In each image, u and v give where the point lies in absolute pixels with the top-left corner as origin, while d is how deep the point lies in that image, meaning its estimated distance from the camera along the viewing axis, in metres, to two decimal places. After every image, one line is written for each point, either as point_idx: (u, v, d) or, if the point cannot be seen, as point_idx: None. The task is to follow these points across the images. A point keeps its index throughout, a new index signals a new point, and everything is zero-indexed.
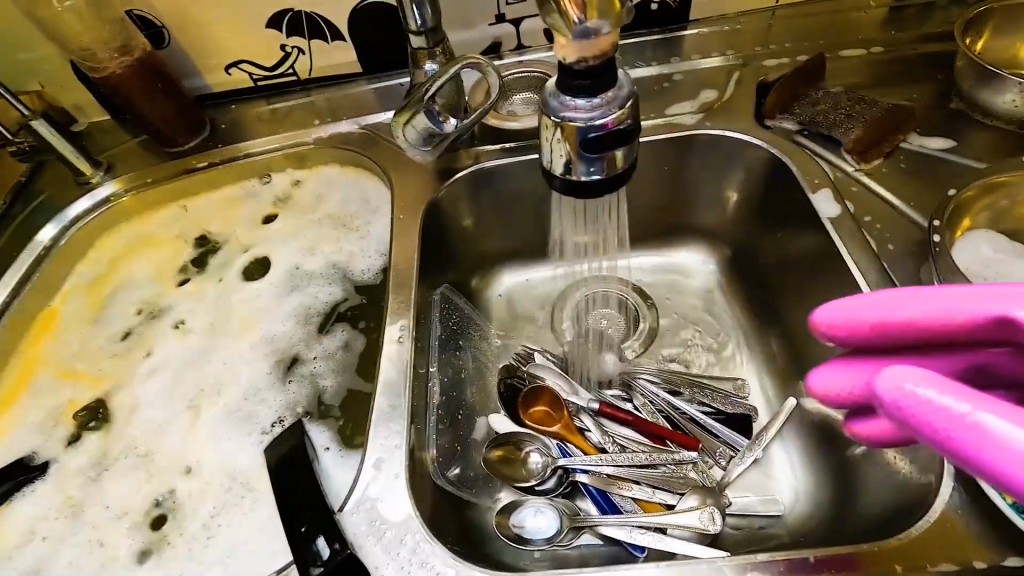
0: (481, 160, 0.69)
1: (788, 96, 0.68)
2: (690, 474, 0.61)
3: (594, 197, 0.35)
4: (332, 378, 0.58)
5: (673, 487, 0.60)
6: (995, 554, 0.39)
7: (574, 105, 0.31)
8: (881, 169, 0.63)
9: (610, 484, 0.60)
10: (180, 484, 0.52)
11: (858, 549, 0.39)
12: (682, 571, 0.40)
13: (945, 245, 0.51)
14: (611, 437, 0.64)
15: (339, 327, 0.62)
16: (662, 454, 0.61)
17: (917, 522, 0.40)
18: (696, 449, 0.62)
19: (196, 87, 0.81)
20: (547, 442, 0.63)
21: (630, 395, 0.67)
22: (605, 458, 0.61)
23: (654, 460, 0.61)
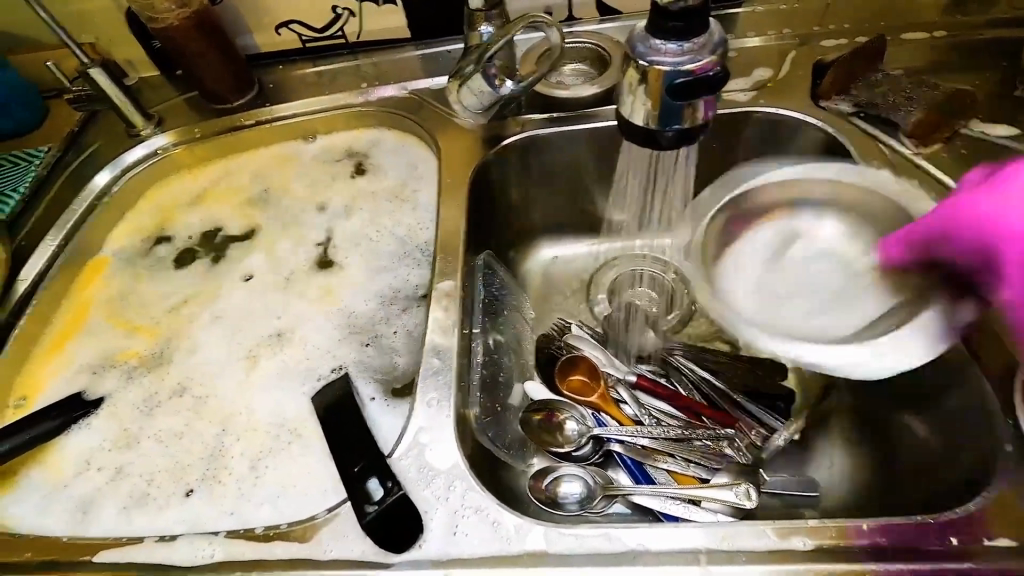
0: (529, 128, 0.68)
1: (846, 77, 0.66)
2: (726, 450, 0.60)
3: (666, 150, 0.36)
4: (407, 355, 0.56)
5: (709, 462, 0.60)
6: None
7: (663, 49, 0.31)
8: (939, 154, 0.61)
9: (647, 456, 0.61)
10: (231, 427, 0.53)
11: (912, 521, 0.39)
12: (727, 530, 0.39)
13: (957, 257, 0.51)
14: (646, 410, 0.64)
15: (418, 304, 0.60)
16: (697, 429, 0.61)
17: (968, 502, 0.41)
18: (733, 427, 0.62)
19: (246, 46, 0.82)
20: (583, 411, 0.63)
21: (667, 371, 0.67)
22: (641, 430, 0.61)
23: (689, 435, 0.61)
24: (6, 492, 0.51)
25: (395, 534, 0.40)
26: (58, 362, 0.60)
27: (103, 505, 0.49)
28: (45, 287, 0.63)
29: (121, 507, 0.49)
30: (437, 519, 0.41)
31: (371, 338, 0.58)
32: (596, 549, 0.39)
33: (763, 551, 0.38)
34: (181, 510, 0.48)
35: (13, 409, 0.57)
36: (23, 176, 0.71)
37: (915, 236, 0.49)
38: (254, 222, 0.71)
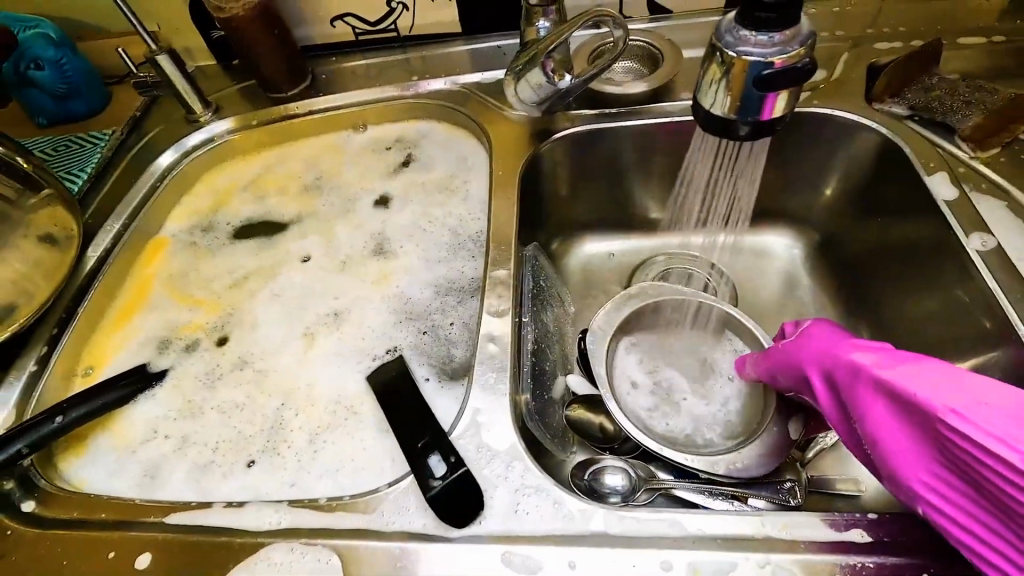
0: (580, 123, 0.69)
1: (902, 80, 0.66)
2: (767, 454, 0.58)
3: (742, 141, 0.37)
4: (464, 350, 0.56)
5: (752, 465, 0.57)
6: None
7: (751, 41, 0.32)
8: (998, 158, 0.61)
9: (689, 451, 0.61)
10: (289, 402, 0.55)
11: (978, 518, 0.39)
12: (788, 521, 0.40)
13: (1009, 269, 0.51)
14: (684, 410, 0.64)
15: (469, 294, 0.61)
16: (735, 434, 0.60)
17: None
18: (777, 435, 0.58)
19: (301, 37, 0.84)
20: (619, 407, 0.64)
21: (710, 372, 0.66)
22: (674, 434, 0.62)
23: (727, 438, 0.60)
24: (77, 454, 0.53)
25: (458, 509, 0.42)
26: (123, 334, 0.63)
27: (169, 470, 0.51)
28: (111, 263, 0.66)
29: (186, 473, 0.51)
30: (498, 497, 0.43)
31: (427, 325, 0.59)
32: (655, 533, 0.40)
33: (822, 542, 0.39)
34: (243, 479, 0.50)
35: (81, 377, 0.60)
36: (89, 157, 0.74)
37: (781, 361, 0.55)
38: (306, 208, 0.73)
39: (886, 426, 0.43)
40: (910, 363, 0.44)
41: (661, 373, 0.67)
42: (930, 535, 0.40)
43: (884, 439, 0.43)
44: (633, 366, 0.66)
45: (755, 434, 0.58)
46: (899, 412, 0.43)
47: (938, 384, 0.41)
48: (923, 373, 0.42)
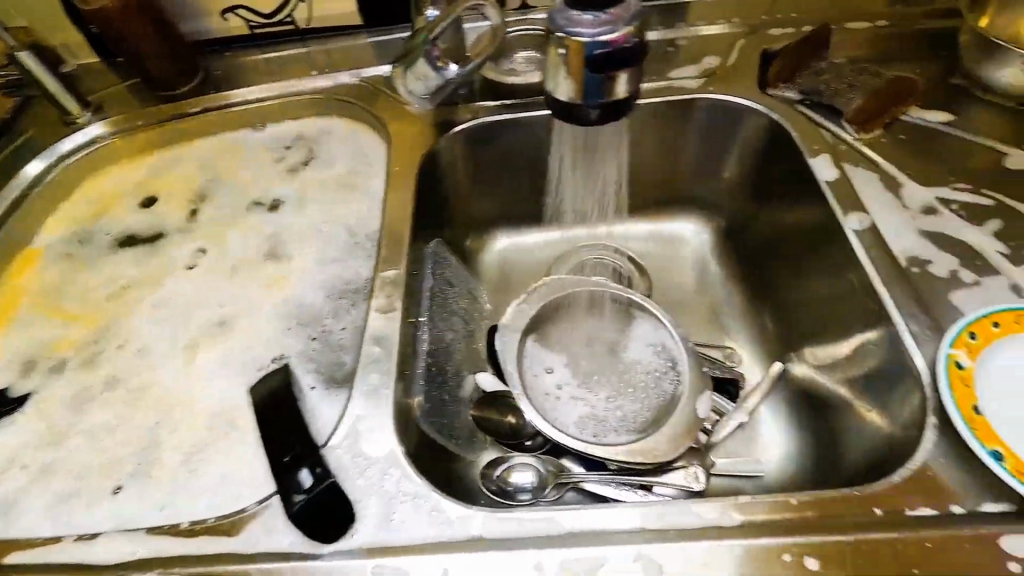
0: (480, 115, 0.68)
1: (793, 64, 0.67)
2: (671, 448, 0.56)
3: (592, 126, 0.36)
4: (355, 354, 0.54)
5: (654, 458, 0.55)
6: (973, 499, 0.38)
7: (579, 21, 0.31)
8: (880, 139, 0.62)
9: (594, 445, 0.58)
10: (164, 419, 0.51)
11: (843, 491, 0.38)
12: (661, 511, 0.39)
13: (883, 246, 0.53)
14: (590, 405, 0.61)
15: (361, 299, 0.58)
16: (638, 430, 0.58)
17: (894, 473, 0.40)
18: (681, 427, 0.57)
19: (190, 32, 0.79)
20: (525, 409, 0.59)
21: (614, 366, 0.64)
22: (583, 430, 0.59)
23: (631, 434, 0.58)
24: None
25: (324, 522, 0.40)
26: None
27: (25, 502, 0.47)
28: None
29: (43, 504, 0.47)
30: (371, 508, 0.41)
31: (317, 331, 0.56)
32: (529, 534, 0.39)
33: (692, 528, 0.38)
34: (106, 508, 0.46)
35: None
36: None
37: None
38: (194, 212, 0.68)
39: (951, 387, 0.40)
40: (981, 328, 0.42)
41: (570, 365, 0.64)
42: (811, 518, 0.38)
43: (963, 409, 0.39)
44: (541, 363, 0.63)
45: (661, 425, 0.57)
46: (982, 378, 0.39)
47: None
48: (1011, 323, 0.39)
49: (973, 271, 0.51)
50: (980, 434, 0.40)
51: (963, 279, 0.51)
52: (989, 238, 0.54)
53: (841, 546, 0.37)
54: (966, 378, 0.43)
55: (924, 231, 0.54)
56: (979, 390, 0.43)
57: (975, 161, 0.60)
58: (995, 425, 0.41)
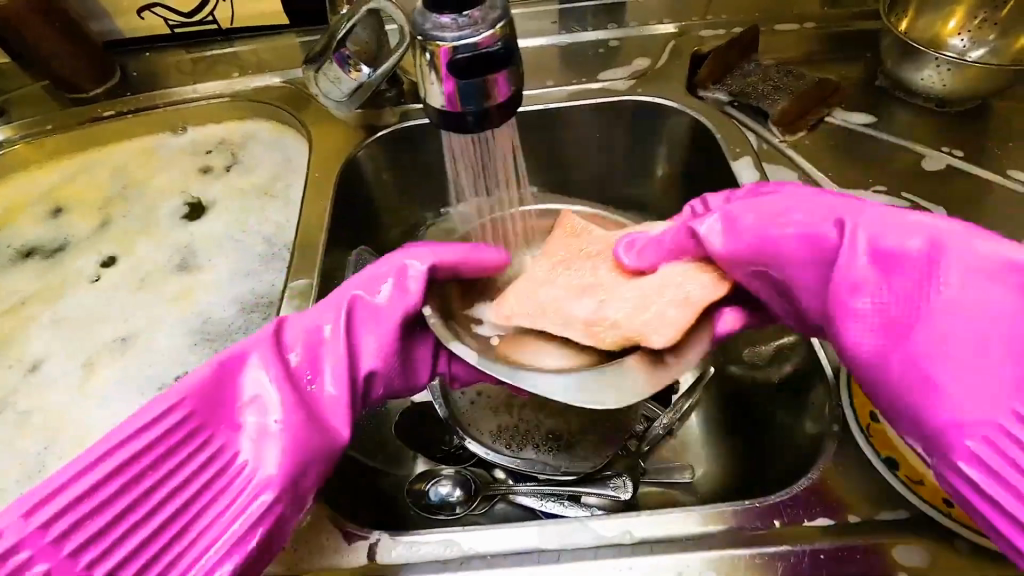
0: (405, 118, 0.66)
1: (721, 67, 0.67)
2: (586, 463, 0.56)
3: (477, 133, 0.33)
4: None
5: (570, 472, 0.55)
6: (871, 507, 0.38)
7: (443, 23, 0.30)
8: (804, 142, 0.63)
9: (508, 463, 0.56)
10: (57, 442, 0.49)
11: (741, 505, 0.39)
12: (565, 532, 0.38)
13: None
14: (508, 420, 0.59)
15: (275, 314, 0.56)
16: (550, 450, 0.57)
17: (801, 479, 0.40)
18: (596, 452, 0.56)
19: (105, 31, 0.75)
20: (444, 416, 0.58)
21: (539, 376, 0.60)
22: (496, 446, 0.57)
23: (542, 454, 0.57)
24: None
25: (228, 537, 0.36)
26: None
27: None
28: None
29: None
30: None
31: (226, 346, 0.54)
32: (426, 557, 0.38)
33: (590, 546, 0.38)
34: None
35: None
36: None
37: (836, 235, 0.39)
38: (104, 222, 0.66)
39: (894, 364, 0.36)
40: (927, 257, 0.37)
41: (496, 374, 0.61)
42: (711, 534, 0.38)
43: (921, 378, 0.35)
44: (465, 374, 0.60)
45: (575, 443, 0.57)
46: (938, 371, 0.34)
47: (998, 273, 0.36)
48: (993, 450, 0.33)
49: None
50: (877, 440, 0.40)
51: None
52: None
53: (737, 561, 0.37)
54: None
55: None
56: None
57: (895, 163, 0.61)
58: None
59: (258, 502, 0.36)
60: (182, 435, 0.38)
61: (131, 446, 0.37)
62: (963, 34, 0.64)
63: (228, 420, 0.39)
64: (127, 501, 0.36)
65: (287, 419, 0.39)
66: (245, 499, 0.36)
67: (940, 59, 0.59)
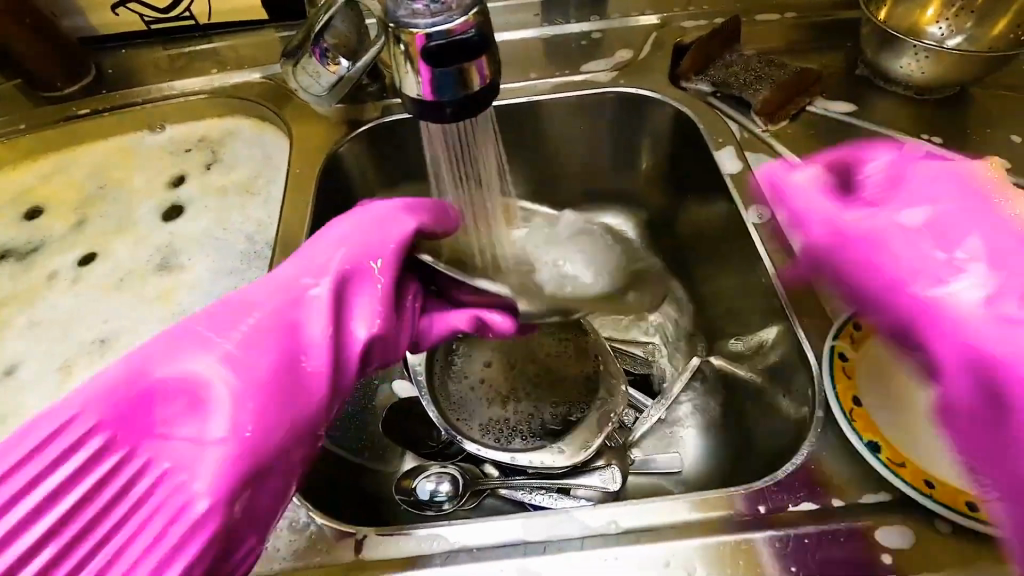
0: (387, 112, 0.65)
1: (703, 57, 0.67)
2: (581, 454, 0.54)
3: (454, 122, 0.32)
4: None
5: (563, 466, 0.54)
6: (853, 491, 0.39)
7: (416, 10, 0.29)
8: (786, 131, 0.63)
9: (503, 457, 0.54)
10: None
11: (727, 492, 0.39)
12: (551, 523, 0.38)
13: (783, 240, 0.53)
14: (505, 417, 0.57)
15: None
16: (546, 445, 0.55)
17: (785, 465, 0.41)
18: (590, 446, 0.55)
19: (78, 28, 0.73)
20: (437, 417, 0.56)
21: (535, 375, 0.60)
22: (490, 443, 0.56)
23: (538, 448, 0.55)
24: None
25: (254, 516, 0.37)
26: None
27: None
28: None
29: None
30: None
31: None
32: (413, 552, 0.38)
33: (576, 537, 0.38)
34: None
35: None
36: None
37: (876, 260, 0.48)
38: (81, 222, 0.64)
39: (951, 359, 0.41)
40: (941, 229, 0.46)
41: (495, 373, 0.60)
42: (697, 520, 0.38)
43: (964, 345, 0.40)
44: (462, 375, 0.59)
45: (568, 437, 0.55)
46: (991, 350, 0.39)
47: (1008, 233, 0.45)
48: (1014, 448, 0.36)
49: None
50: (858, 424, 0.40)
51: None
52: None
53: (722, 548, 0.37)
54: (849, 371, 0.43)
55: None
56: (861, 381, 0.43)
57: None
58: (878, 415, 0.41)
59: (187, 519, 0.34)
60: (99, 445, 0.35)
61: (58, 446, 0.35)
62: (942, 22, 0.64)
63: (158, 428, 0.36)
64: (70, 504, 0.34)
65: (238, 415, 0.36)
66: (175, 515, 0.34)
67: (918, 47, 0.60)
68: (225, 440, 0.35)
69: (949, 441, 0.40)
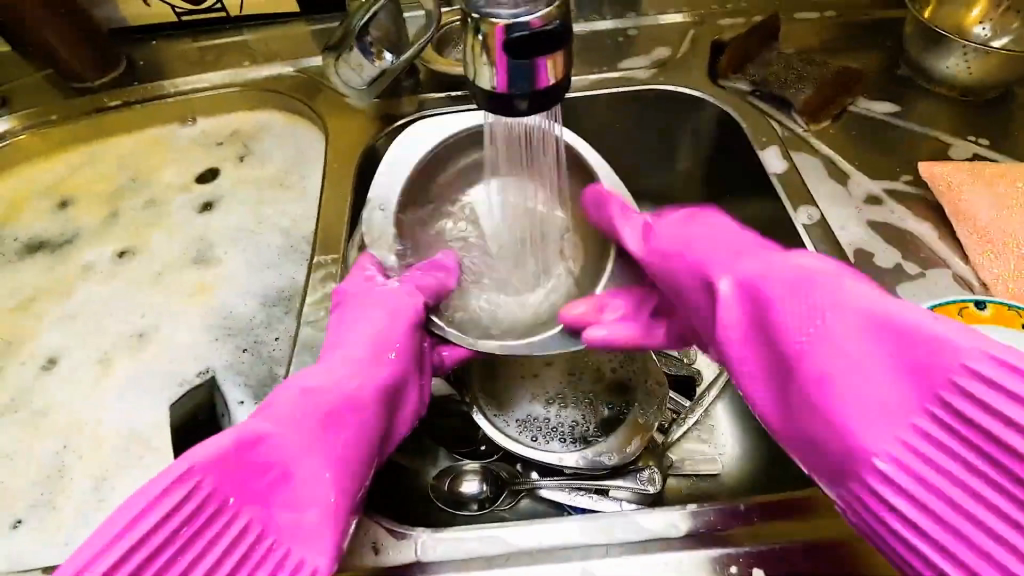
0: (424, 107, 0.64)
1: (742, 55, 0.66)
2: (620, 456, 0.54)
3: (525, 117, 0.32)
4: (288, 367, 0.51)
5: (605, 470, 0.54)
6: None
7: (499, 0, 0.29)
8: (828, 131, 0.62)
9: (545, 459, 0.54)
10: (79, 438, 0.49)
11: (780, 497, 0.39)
12: (604, 526, 0.38)
13: (833, 241, 0.52)
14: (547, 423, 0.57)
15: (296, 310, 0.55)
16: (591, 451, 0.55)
17: None
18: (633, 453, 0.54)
19: (109, 19, 0.73)
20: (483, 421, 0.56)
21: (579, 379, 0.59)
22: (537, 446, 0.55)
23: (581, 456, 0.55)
24: None
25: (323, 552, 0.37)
26: None
27: None
28: None
29: None
30: None
31: (248, 341, 0.53)
32: (469, 553, 0.37)
33: (632, 542, 0.37)
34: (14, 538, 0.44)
35: None
36: None
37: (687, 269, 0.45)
38: (114, 215, 0.64)
39: (773, 407, 0.37)
40: (810, 271, 0.36)
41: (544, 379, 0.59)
42: (750, 525, 0.38)
43: (813, 377, 0.34)
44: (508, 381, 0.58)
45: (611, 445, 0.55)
46: (832, 380, 0.33)
47: (865, 310, 0.33)
48: (958, 485, 0.30)
49: (915, 263, 0.52)
50: None
51: (904, 271, 0.51)
52: (935, 228, 0.54)
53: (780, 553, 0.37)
54: None
55: (868, 222, 0.55)
56: None
57: (922, 152, 0.60)
58: None
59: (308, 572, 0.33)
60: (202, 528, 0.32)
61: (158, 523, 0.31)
62: (986, 23, 0.64)
63: (265, 486, 0.35)
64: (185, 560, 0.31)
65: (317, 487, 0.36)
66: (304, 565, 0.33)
67: (967, 47, 0.59)
68: (327, 491, 0.36)
69: (899, 503, 0.31)
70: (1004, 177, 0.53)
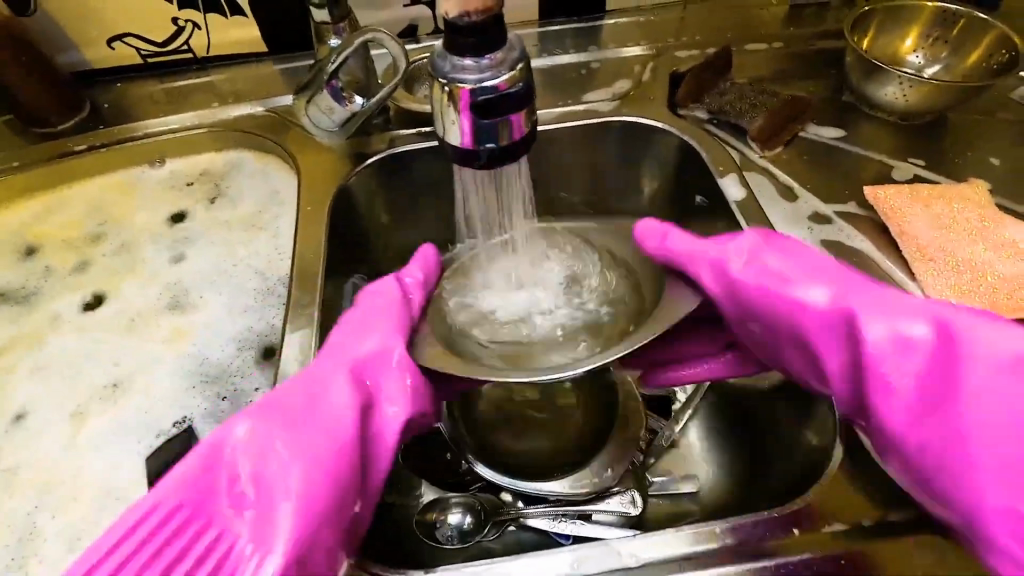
0: (394, 144, 0.65)
1: (698, 87, 0.69)
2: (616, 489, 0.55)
3: (492, 169, 0.34)
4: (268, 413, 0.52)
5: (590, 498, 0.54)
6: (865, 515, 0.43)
7: (464, 66, 0.31)
8: (781, 157, 0.66)
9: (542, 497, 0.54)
10: (52, 495, 0.48)
11: (744, 518, 0.43)
12: (586, 554, 0.42)
13: None
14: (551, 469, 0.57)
15: (270, 355, 0.55)
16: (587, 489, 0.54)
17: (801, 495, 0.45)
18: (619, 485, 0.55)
19: (71, 63, 0.72)
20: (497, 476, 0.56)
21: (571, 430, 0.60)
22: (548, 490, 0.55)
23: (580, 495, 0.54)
24: None
25: None
26: None
27: None
28: None
29: None
30: None
31: (228, 390, 0.53)
32: None
33: (615, 569, 0.41)
34: None
35: None
36: None
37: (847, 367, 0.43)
38: (83, 263, 0.63)
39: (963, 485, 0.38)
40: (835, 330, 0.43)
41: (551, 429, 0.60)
42: (712, 546, 0.42)
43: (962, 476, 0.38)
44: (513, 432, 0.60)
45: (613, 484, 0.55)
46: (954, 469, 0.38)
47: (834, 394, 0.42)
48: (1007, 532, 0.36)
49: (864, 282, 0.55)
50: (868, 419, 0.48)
51: None
52: (882, 247, 0.57)
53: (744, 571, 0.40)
54: None
55: (823, 242, 0.58)
56: None
57: (868, 173, 0.64)
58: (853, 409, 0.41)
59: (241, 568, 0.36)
60: None
61: None
62: (918, 52, 0.69)
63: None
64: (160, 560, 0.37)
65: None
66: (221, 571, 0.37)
67: (902, 77, 0.63)
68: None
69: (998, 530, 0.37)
70: (941, 199, 0.58)
